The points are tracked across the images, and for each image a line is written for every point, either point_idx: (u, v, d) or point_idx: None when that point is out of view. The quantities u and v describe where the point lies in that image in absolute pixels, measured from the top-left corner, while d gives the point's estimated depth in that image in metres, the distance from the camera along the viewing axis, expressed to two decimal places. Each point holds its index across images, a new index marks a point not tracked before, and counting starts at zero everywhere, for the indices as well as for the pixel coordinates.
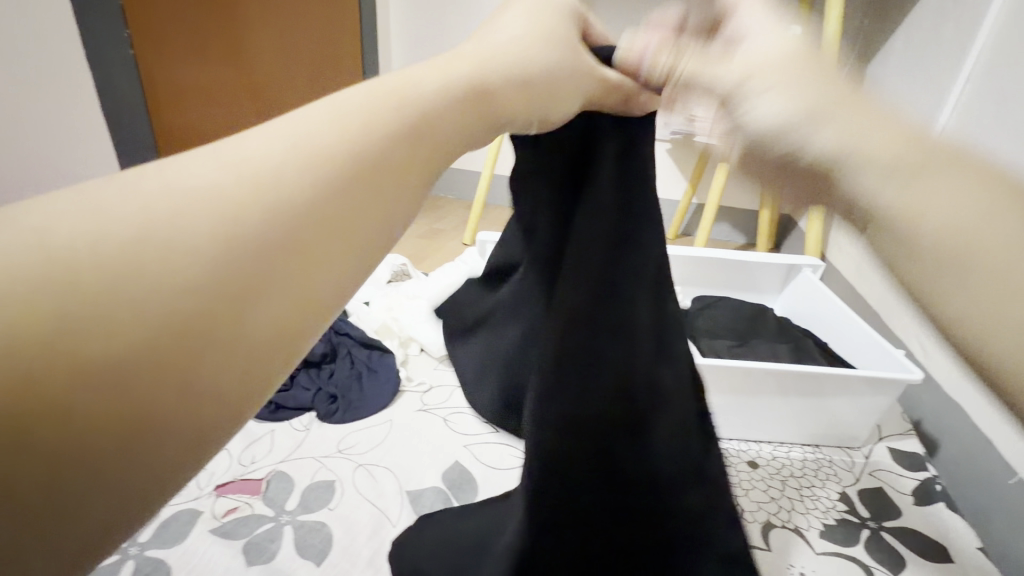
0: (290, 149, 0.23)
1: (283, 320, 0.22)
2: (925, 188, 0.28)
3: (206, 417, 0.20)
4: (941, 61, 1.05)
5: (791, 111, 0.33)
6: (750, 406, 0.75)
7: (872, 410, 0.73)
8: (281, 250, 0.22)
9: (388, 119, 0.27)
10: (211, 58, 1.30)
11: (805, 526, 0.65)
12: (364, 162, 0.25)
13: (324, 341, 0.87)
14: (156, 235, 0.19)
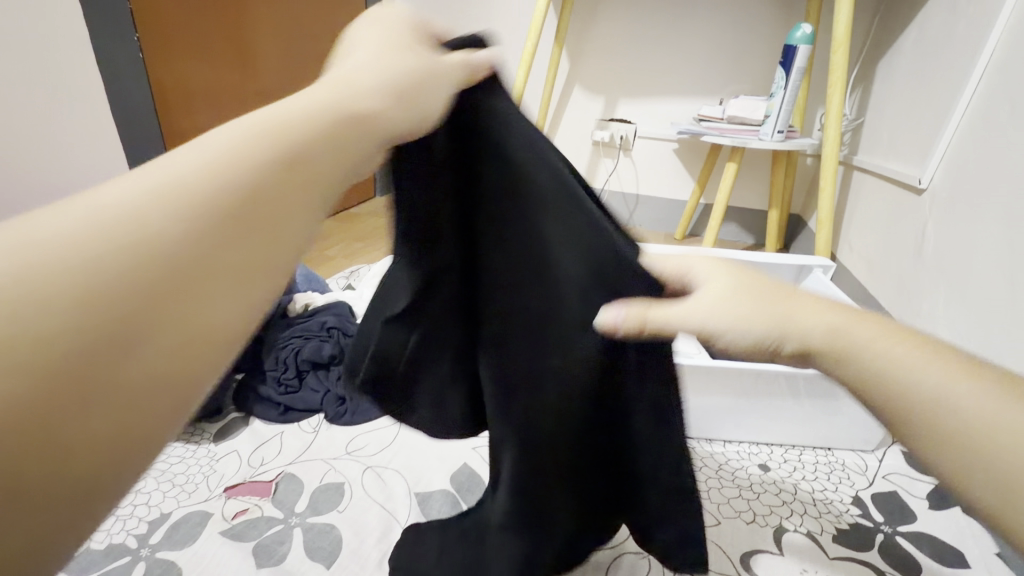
0: (200, 168, 0.24)
1: (176, 348, 0.21)
2: (921, 379, 0.33)
3: (95, 448, 0.19)
4: (951, 59, 1.05)
5: (755, 334, 0.37)
6: (762, 408, 0.74)
7: None
8: (210, 257, 0.22)
9: (258, 151, 0.25)
10: (218, 61, 1.32)
11: (818, 531, 0.64)
12: (252, 187, 0.24)
13: (333, 343, 0.84)
14: (84, 251, 0.20)
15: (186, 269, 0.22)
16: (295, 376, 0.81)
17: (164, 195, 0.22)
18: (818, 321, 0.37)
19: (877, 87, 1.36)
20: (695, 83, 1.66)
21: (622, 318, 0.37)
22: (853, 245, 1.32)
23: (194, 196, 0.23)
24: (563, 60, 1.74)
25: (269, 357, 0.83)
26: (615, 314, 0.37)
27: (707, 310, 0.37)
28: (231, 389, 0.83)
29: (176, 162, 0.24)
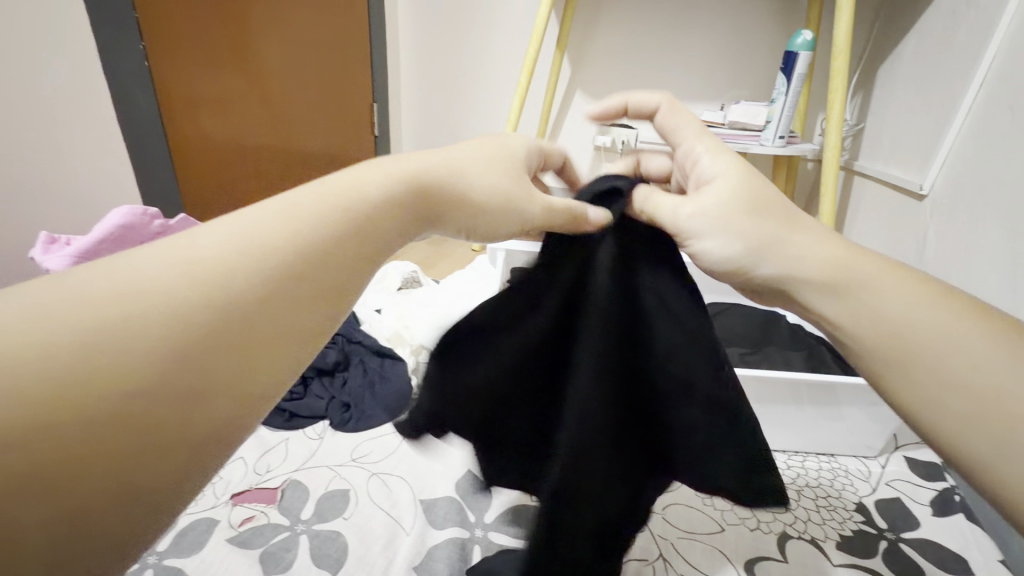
0: (224, 250, 0.30)
1: (211, 404, 0.27)
2: (919, 320, 0.37)
3: (150, 474, 0.25)
4: (950, 65, 1.06)
5: (732, 252, 0.43)
6: (766, 415, 0.75)
7: (889, 418, 0.73)
8: (238, 318, 0.29)
9: (313, 245, 0.33)
10: (223, 68, 1.33)
11: (822, 538, 0.65)
12: (274, 264, 0.31)
13: (337, 350, 0.89)
14: (141, 312, 0.26)
15: (221, 328, 0.28)
16: (299, 382, 0.83)
17: (199, 271, 0.29)
18: (814, 250, 0.41)
19: (878, 92, 1.37)
20: (696, 88, 1.66)
21: (610, 212, 0.48)
22: (855, 250, 1.33)
23: (220, 269, 0.29)
24: (564, 66, 1.75)
25: None
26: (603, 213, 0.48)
27: (694, 207, 0.44)
28: None
29: (244, 247, 0.31)
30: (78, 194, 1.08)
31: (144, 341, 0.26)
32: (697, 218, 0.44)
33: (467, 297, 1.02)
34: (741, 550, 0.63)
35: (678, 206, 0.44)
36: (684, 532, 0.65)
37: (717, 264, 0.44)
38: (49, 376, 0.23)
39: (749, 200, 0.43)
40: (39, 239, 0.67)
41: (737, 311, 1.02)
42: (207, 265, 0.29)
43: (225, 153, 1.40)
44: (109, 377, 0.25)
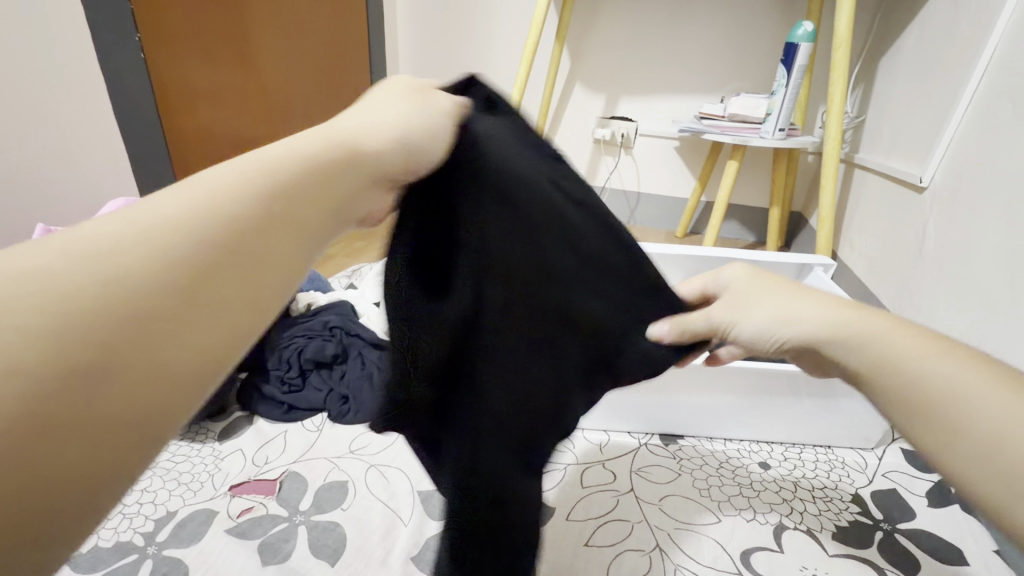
0: (174, 209, 0.26)
1: (132, 400, 0.22)
2: (926, 361, 0.36)
3: (60, 479, 0.20)
4: (952, 57, 1.05)
5: (762, 329, 0.44)
6: (764, 407, 0.75)
7: None
8: (189, 288, 0.24)
9: (247, 217, 0.27)
10: (218, 60, 1.31)
11: (817, 528, 0.65)
12: (235, 230, 0.27)
13: (336, 342, 0.85)
14: (70, 279, 0.22)
15: (163, 303, 0.23)
16: (298, 376, 0.82)
17: (147, 230, 0.24)
18: (824, 312, 0.41)
19: (879, 84, 1.36)
20: (696, 81, 1.66)
21: (665, 327, 0.48)
22: (855, 243, 1.32)
23: (168, 235, 0.25)
24: (563, 58, 1.74)
25: (272, 356, 0.83)
26: (659, 325, 0.48)
27: (723, 306, 0.47)
28: (235, 388, 0.83)
29: (155, 219, 0.25)
30: (76, 186, 1.08)
31: (63, 317, 0.21)
32: (726, 314, 0.46)
33: None
34: (736, 539, 0.63)
35: (710, 308, 0.47)
36: (680, 522, 0.65)
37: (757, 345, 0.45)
38: None
39: (760, 283, 0.47)
40: (35, 231, 0.67)
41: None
42: (154, 224, 0.25)
43: (222, 146, 1.39)
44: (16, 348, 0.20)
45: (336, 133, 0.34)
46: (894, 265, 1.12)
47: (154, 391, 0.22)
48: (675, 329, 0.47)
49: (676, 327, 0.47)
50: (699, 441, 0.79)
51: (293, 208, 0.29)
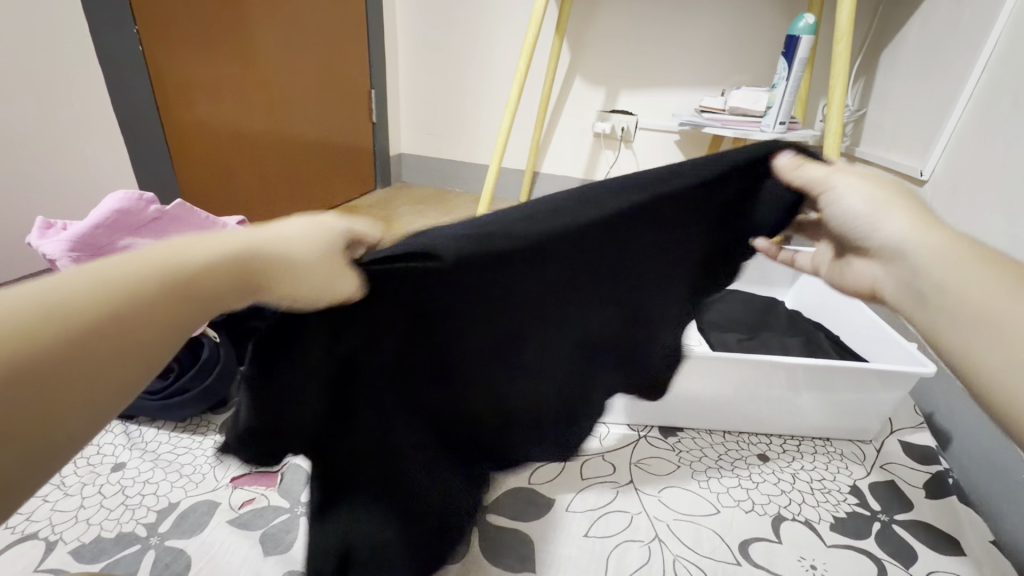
0: (61, 297, 0.31)
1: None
2: (983, 291, 0.41)
3: None
4: (954, 49, 1.04)
5: (857, 205, 0.49)
6: (764, 399, 0.75)
7: (885, 402, 0.73)
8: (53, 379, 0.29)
9: (87, 317, 0.31)
10: (218, 53, 1.31)
11: (816, 519, 0.65)
12: (109, 324, 0.32)
13: None
14: None
15: (32, 385, 0.29)
16: None
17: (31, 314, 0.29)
18: (924, 231, 0.46)
19: (880, 77, 1.36)
20: (696, 74, 1.65)
21: (785, 159, 0.53)
22: None
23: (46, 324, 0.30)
24: (563, 51, 1.73)
25: None
26: (787, 161, 0.53)
27: (847, 176, 0.50)
28: (236, 380, 0.83)
29: (49, 301, 0.30)
30: (75, 179, 1.07)
31: None
32: (842, 179, 0.50)
33: None
34: (735, 530, 0.64)
35: (835, 167, 0.51)
36: (680, 513, 0.66)
37: (842, 216, 0.50)
38: None
39: (888, 185, 0.50)
40: (36, 224, 0.66)
41: (734, 298, 1.03)
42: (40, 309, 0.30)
43: (223, 140, 1.39)
44: None
45: (214, 253, 0.36)
46: None
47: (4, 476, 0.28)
48: (787, 169, 0.53)
49: (789, 168, 0.53)
50: (699, 434, 0.79)
51: (163, 309, 0.34)
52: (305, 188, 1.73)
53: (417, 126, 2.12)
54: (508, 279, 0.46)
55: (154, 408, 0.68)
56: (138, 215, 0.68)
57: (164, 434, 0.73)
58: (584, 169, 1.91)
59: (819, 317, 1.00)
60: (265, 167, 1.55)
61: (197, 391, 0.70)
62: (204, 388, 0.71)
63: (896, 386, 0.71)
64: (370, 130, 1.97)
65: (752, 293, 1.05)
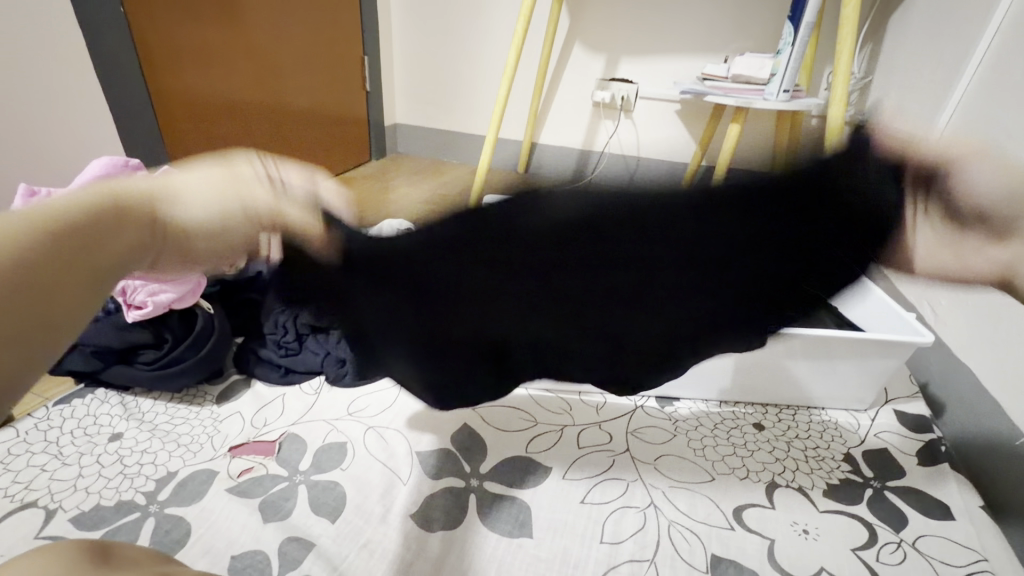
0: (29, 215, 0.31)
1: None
2: None
3: None
4: (966, 11, 1.01)
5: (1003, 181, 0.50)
6: (761, 370, 0.75)
7: (881, 372, 0.73)
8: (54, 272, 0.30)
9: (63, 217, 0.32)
10: (202, 16, 1.26)
11: (809, 486, 0.66)
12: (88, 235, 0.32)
13: None
14: None
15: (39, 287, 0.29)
16: (294, 338, 0.78)
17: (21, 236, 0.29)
18: None
19: (887, 43, 1.32)
20: (699, 39, 1.60)
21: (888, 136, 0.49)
22: None
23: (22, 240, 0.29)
24: (563, 15, 1.67)
25: (267, 321, 0.80)
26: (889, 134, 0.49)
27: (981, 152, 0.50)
28: (233, 352, 0.82)
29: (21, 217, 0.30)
30: (60, 147, 1.04)
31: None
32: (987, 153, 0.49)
33: None
34: (728, 496, 0.65)
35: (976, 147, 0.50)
36: (675, 480, 0.66)
37: (985, 193, 0.51)
38: None
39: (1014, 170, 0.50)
40: (17, 191, 0.64)
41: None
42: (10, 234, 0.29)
43: (212, 109, 1.36)
44: None
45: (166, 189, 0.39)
46: None
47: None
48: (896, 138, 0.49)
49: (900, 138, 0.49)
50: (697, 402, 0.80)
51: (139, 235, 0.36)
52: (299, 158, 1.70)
53: (412, 94, 2.07)
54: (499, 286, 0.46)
55: (148, 379, 0.68)
56: (124, 183, 0.66)
57: (160, 404, 0.73)
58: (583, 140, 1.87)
59: None
60: (258, 136, 1.52)
61: (193, 362, 0.69)
62: (200, 360, 0.70)
63: (893, 355, 0.71)
64: (364, 98, 1.93)
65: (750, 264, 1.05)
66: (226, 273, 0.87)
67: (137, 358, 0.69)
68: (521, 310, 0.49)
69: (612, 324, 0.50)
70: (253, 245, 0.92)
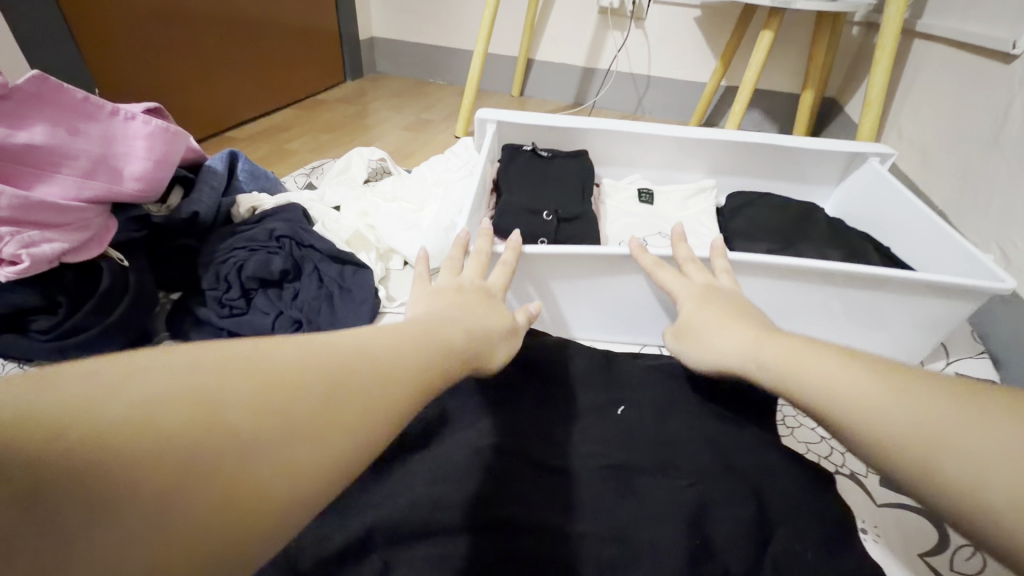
0: (389, 339, 0.34)
1: (291, 459, 0.25)
2: None
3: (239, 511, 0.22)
4: None
5: None
6: (785, 296, 0.65)
7: (925, 312, 0.64)
8: (381, 378, 0.30)
9: (407, 348, 0.34)
10: None
11: (863, 472, 0.55)
12: (415, 355, 0.34)
13: (283, 255, 0.69)
14: (293, 363, 0.28)
15: (358, 383, 0.29)
16: (240, 296, 0.67)
17: (382, 347, 0.33)
18: None
19: None
20: None
21: None
22: (903, 131, 1.13)
23: (387, 351, 0.32)
24: None
25: (207, 273, 0.68)
26: None
27: None
28: (165, 311, 0.68)
29: (384, 340, 0.33)
30: None
31: (304, 390, 0.27)
32: None
33: (449, 186, 0.86)
34: None
35: None
36: None
37: None
38: (227, 398, 0.25)
39: None
40: None
41: (768, 202, 0.87)
42: (383, 344, 0.33)
43: (144, 17, 1.12)
44: (279, 402, 0.26)
45: (428, 307, 0.45)
46: (956, 158, 0.94)
47: (303, 439, 0.25)
48: None
49: None
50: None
51: (436, 357, 0.36)
52: (259, 79, 1.47)
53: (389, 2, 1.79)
54: (568, 520, 0.46)
55: (46, 353, 0.54)
56: None
57: None
58: (586, 56, 1.63)
59: (864, 226, 0.86)
60: (206, 50, 1.29)
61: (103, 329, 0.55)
62: (111, 326, 0.56)
63: (957, 300, 0.61)
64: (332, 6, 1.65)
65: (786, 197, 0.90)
66: (154, 214, 0.69)
67: (31, 328, 0.55)
68: (615, 503, 0.48)
69: (653, 490, 0.49)
70: (187, 178, 0.75)
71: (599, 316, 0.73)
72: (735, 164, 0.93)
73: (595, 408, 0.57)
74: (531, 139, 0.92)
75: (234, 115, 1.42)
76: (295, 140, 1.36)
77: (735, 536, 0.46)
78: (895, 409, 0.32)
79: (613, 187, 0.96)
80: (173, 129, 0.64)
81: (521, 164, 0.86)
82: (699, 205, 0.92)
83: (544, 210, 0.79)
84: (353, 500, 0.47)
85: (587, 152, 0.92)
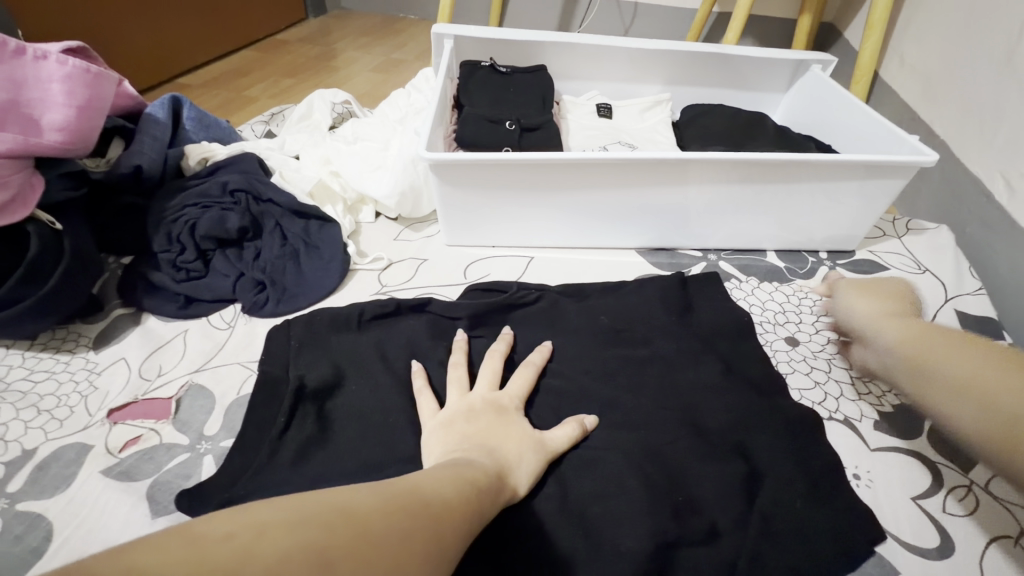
0: (449, 468, 0.37)
1: (409, 527, 0.28)
2: None
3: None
4: None
5: None
6: (743, 195, 0.66)
7: (874, 194, 0.66)
8: (441, 494, 0.33)
9: (463, 473, 0.37)
10: None
11: (857, 417, 0.53)
12: (455, 472, 0.37)
13: (240, 211, 0.63)
14: (399, 487, 0.31)
15: (425, 497, 0.32)
16: (196, 258, 0.61)
17: (445, 469, 0.36)
18: None
19: None
20: None
21: None
22: (905, 55, 1.04)
23: (446, 473, 0.36)
24: None
25: (157, 235, 0.62)
26: None
27: None
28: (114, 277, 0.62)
29: (446, 466, 0.37)
30: None
31: (391, 497, 0.30)
32: None
33: (415, 119, 0.80)
34: None
35: None
36: None
37: None
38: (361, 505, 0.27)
39: None
40: None
41: (719, 112, 0.85)
42: (438, 470, 0.36)
43: None
44: (358, 505, 0.27)
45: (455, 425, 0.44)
46: (962, 84, 0.88)
47: (420, 539, 0.28)
48: None
49: None
50: (741, 284, 0.68)
51: (470, 470, 0.38)
52: (207, 15, 1.33)
53: None
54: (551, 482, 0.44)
55: None
56: None
57: (16, 354, 0.55)
58: None
59: (809, 130, 0.86)
60: None
61: (33, 299, 0.51)
62: (45, 296, 0.52)
63: (888, 176, 0.63)
64: None
65: (737, 109, 0.88)
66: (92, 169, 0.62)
67: None
68: (600, 463, 0.46)
69: (640, 447, 0.47)
70: (124, 128, 0.67)
71: (560, 228, 0.69)
72: (691, 73, 0.88)
73: (578, 363, 0.54)
74: (489, 55, 0.85)
75: (186, 59, 1.30)
76: (251, 85, 1.25)
77: (728, 493, 0.44)
78: (951, 353, 0.40)
79: (572, 102, 0.88)
80: (95, 70, 0.58)
81: (481, 79, 0.79)
82: (655, 117, 0.87)
83: (506, 120, 0.73)
84: (320, 471, 0.44)
85: (544, 66, 0.85)
